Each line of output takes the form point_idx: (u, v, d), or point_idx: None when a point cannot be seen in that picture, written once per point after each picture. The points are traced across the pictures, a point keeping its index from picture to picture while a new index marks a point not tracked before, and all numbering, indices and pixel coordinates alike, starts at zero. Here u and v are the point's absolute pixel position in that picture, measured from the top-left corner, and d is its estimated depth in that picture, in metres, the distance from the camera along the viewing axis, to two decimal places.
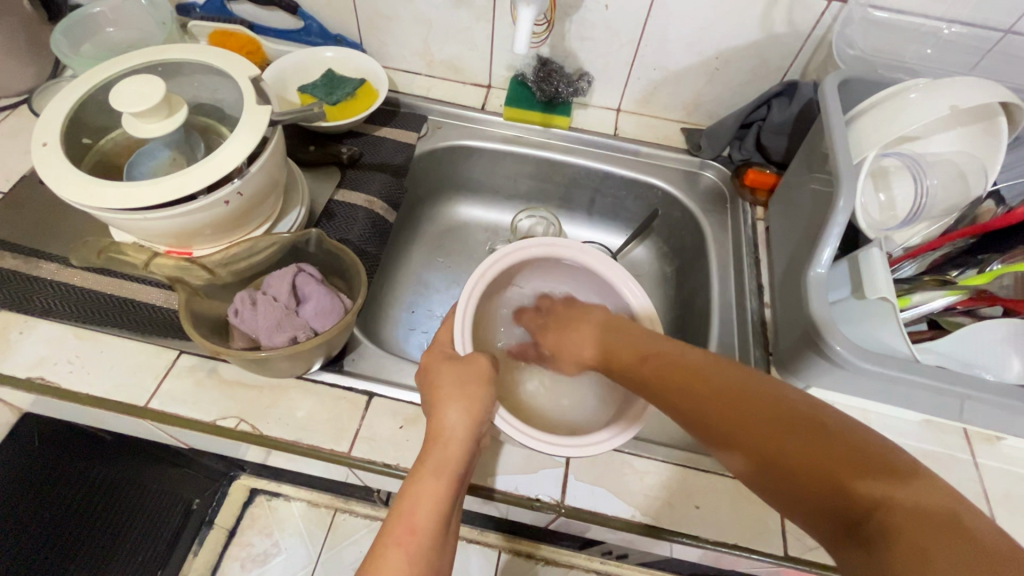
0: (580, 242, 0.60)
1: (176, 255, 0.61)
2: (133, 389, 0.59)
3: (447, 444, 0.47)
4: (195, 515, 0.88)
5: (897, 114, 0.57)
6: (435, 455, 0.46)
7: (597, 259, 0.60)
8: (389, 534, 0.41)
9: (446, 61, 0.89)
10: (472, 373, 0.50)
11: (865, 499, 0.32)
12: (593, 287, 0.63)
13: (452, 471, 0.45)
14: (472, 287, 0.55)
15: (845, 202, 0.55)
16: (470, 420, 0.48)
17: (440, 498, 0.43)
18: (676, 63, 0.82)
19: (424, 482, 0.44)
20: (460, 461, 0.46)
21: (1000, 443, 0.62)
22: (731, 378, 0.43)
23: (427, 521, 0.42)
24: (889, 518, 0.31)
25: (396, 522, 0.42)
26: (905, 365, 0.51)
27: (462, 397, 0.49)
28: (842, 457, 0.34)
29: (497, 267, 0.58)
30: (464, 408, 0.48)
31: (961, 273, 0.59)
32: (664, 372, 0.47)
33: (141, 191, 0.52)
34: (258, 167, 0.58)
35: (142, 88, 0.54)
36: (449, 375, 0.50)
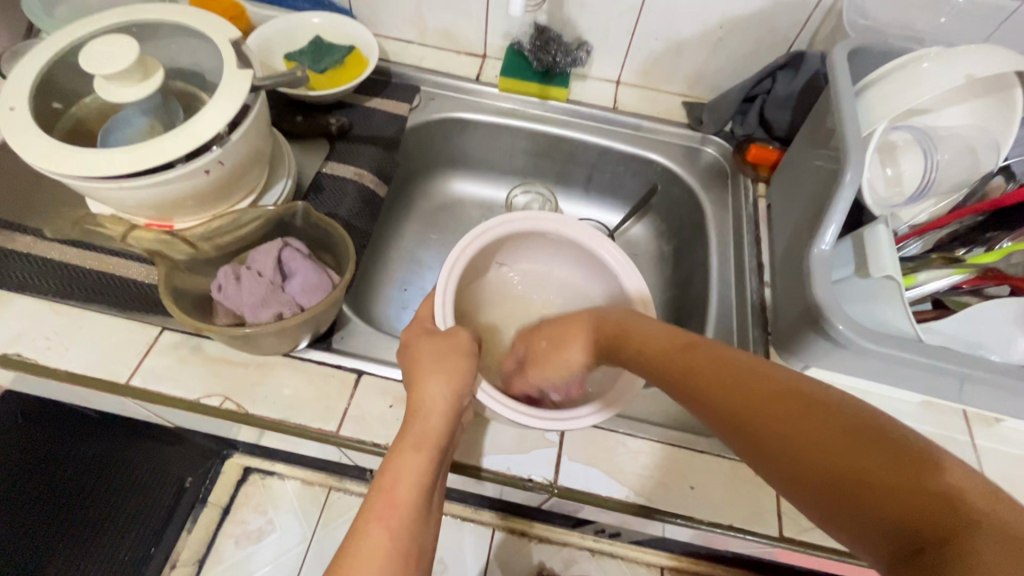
0: (564, 215, 0.58)
1: (156, 228, 0.58)
2: (114, 366, 0.57)
3: (429, 417, 0.46)
4: (190, 493, 0.87)
5: (910, 84, 0.55)
6: (415, 430, 0.46)
7: (583, 232, 0.58)
8: (370, 510, 0.40)
9: (439, 28, 0.86)
10: (452, 347, 0.49)
11: (934, 521, 0.26)
12: (582, 262, 0.62)
13: (433, 445, 0.45)
14: (453, 262, 0.54)
15: (852, 177, 0.53)
16: (451, 392, 0.47)
17: (423, 472, 0.43)
18: (678, 32, 0.78)
19: (405, 457, 0.43)
20: (440, 434, 0.46)
21: (999, 424, 0.61)
22: (757, 371, 0.38)
23: (409, 496, 0.41)
24: (965, 541, 0.25)
25: (377, 497, 0.41)
26: (908, 346, 0.50)
27: (442, 370, 0.48)
28: (893, 467, 0.29)
29: (480, 242, 0.56)
30: (444, 381, 0.47)
31: (968, 252, 0.56)
32: (688, 361, 0.42)
33: (115, 159, 0.49)
34: (239, 135, 0.55)
35: (115, 50, 0.51)
36: (429, 349, 0.49)
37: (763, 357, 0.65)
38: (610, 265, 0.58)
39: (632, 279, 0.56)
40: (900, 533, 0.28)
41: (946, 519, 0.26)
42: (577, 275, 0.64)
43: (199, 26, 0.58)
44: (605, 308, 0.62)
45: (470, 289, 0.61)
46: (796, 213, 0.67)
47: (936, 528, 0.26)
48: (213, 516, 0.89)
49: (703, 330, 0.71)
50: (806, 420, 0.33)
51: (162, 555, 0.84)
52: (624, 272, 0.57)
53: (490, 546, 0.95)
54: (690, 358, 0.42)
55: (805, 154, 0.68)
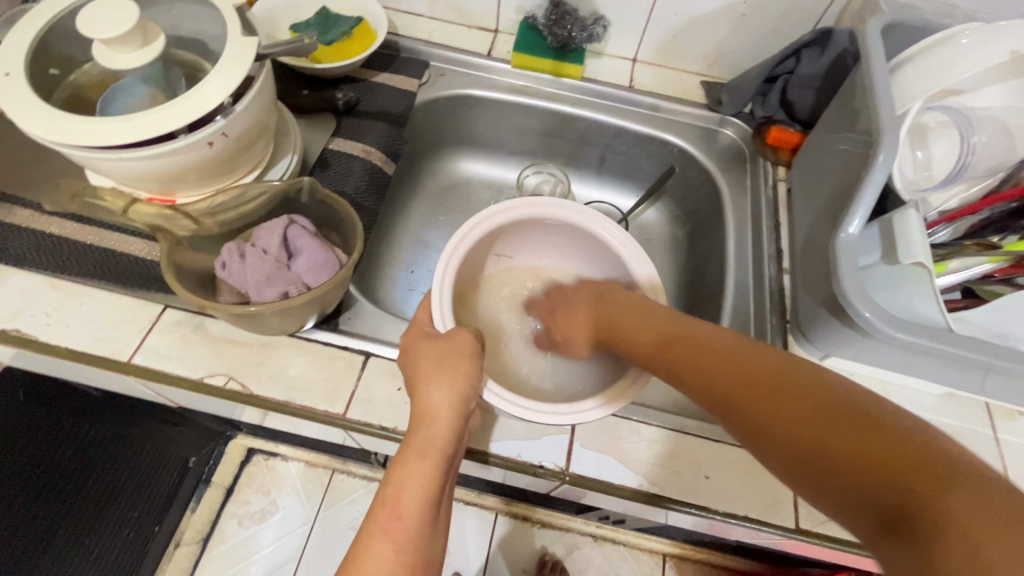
0: (559, 198, 0.56)
1: (158, 203, 0.56)
2: (116, 344, 0.56)
3: (433, 423, 0.44)
4: (193, 471, 0.88)
5: (947, 61, 0.52)
6: (419, 436, 0.44)
7: (582, 216, 0.56)
8: (374, 522, 0.40)
9: (450, 1, 0.83)
10: (452, 350, 0.46)
11: (911, 485, 0.27)
12: (581, 244, 0.60)
13: (439, 453, 0.43)
14: (448, 259, 0.52)
15: (884, 159, 0.50)
16: (456, 397, 0.45)
17: (428, 483, 0.42)
18: (700, 7, 0.75)
19: (409, 466, 0.42)
20: (446, 442, 0.44)
21: (1023, 418, 0.60)
22: (742, 359, 0.39)
23: (413, 508, 0.40)
24: (938, 503, 0.26)
25: (380, 509, 0.40)
26: (938, 335, 0.48)
27: (446, 374, 0.45)
28: (875, 441, 0.30)
29: (473, 237, 0.53)
30: (446, 385, 0.45)
31: (1002, 239, 0.54)
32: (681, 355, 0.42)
33: (114, 129, 0.47)
34: (244, 106, 0.53)
35: (113, 11, 0.48)
36: (430, 353, 0.47)
37: (781, 345, 0.63)
38: (611, 245, 0.56)
39: (637, 258, 0.54)
40: (876, 501, 0.28)
41: (922, 480, 0.27)
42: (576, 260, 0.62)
43: None
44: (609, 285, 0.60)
45: (468, 287, 0.59)
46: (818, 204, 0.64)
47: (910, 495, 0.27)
48: (218, 493, 0.90)
49: (719, 317, 0.69)
50: (795, 401, 0.34)
51: (166, 532, 0.85)
52: (626, 254, 0.55)
53: (494, 530, 0.94)
54: (681, 350, 0.43)
55: (830, 136, 0.66)
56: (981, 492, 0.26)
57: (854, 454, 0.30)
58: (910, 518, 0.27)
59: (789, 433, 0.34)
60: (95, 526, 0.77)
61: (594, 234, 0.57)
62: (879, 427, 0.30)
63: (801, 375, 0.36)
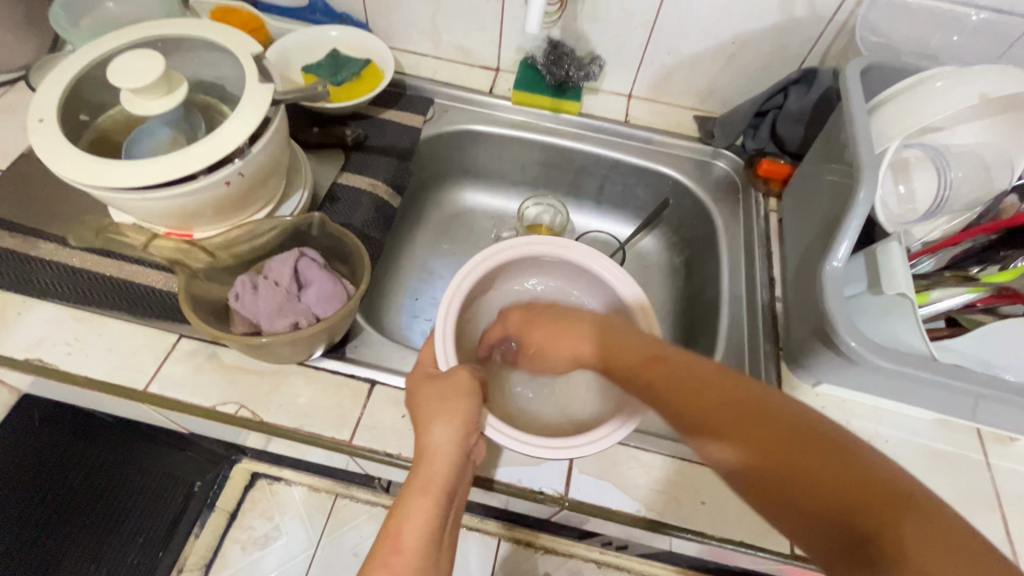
0: (554, 237, 0.59)
1: (176, 238, 0.59)
2: (133, 372, 0.58)
3: (435, 460, 0.46)
4: (198, 497, 0.88)
5: (925, 102, 0.55)
6: (422, 474, 0.46)
7: (569, 249, 0.59)
8: (374, 560, 0.42)
9: (454, 42, 0.87)
10: (452, 387, 0.49)
11: (871, 514, 0.30)
12: (566, 275, 0.62)
13: (439, 488, 0.45)
14: (449, 300, 0.54)
15: (865, 194, 0.53)
16: (456, 435, 0.47)
17: (427, 521, 0.44)
18: (691, 46, 0.79)
19: (410, 502, 0.45)
20: (446, 478, 0.46)
21: (1014, 443, 0.61)
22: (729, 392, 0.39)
23: (413, 544, 0.42)
24: (893, 527, 0.29)
25: (381, 547, 0.43)
26: (922, 364, 0.50)
27: (445, 412, 0.47)
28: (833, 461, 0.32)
29: (466, 285, 0.56)
30: (449, 422, 0.47)
31: (983, 270, 0.56)
32: (657, 372, 0.42)
33: (142, 170, 0.51)
34: (259, 147, 0.57)
35: (139, 63, 0.52)
36: (430, 391, 0.49)
37: (775, 372, 0.65)
38: (594, 271, 0.59)
39: (623, 284, 0.57)
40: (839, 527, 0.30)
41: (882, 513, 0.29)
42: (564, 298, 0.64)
43: (224, 40, 0.59)
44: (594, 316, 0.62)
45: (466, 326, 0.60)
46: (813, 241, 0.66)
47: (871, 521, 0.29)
48: (221, 520, 0.90)
49: (714, 343, 0.71)
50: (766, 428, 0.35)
51: (170, 557, 0.85)
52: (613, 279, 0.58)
53: (496, 556, 0.94)
54: (660, 371, 0.42)
55: (818, 170, 0.69)
56: (923, 515, 0.29)
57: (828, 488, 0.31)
58: (875, 550, 0.29)
59: (764, 461, 0.34)
60: (100, 552, 0.79)
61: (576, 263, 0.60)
62: (843, 455, 0.33)
63: (766, 399, 0.37)
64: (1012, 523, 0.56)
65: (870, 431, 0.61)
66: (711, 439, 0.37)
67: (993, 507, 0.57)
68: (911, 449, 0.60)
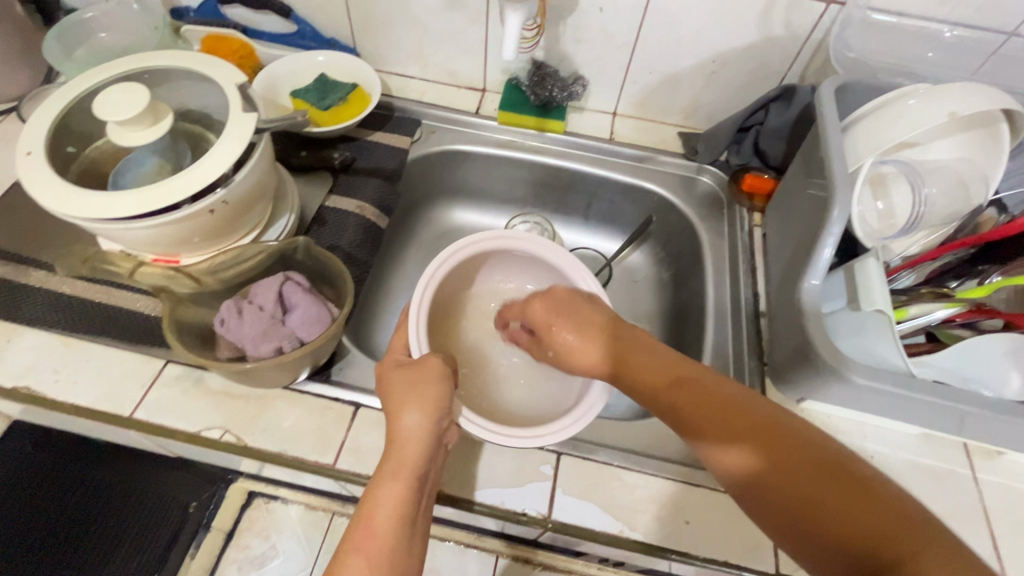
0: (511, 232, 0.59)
1: (163, 264, 0.60)
2: (119, 399, 0.58)
3: (407, 446, 0.47)
4: (194, 517, 0.85)
5: (897, 119, 0.56)
6: (393, 458, 0.47)
7: (526, 244, 0.59)
8: (346, 545, 0.42)
9: (440, 64, 0.89)
10: (424, 371, 0.49)
11: (894, 544, 0.33)
12: (525, 262, 0.64)
13: (411, 471, 0.46)
14: (419, 300, 0.55)
15: (839, 212, 0.54)
16: (428, 422, 0.48)
17: (401, 503, 0.44)
18: (673, 65, 0.81)
19: (384, 487, 0.45)
20: (417, 463, 0.46)
21: (1002, 457, 0.61)
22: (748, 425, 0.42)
23: (386, 528, 0.43)
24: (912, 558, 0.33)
25: (353, 533, 0.43)
26: (899, 381, 0.50)
27: (415, 398, 0.48)
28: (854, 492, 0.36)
29: (429, 291, 0.56)
30: (421, 408, 0.48)
31: (961, 284, 0.57)
32: (679, 395, 0.46)
33: (126, 201, 0.52)
34: (243, 175, 0.58)
35: (124, 96, 0.54)
36: (401, 378, 0.50)
37: (759, 387, 0.65)
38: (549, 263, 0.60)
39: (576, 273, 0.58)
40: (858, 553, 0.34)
41: (908, 543, 0.33)
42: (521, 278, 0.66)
43: (210, 70, 0.61)
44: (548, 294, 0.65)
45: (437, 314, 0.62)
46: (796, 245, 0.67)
47: (892, 550, 0.33)
48: (218, 541, 0.87)
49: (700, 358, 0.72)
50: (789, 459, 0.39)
51: None
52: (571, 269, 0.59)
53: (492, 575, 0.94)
54: (682, 393, 0.46)
55: (800, 185, 0.69)
56: (937, 547, 0.33)
57: (850, 519, 0.35)
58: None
59: (788, 488, 0.38)
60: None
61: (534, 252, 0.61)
62: (864, 487, 0.37)
63: (787, 425, 0.41)
64: (1000, 538, 0.56)
65: (856, 446, 0.60)
66: (737, 464, 0.41)
67: (980, 522, 0.57)
68: (898, 464, 0.60)
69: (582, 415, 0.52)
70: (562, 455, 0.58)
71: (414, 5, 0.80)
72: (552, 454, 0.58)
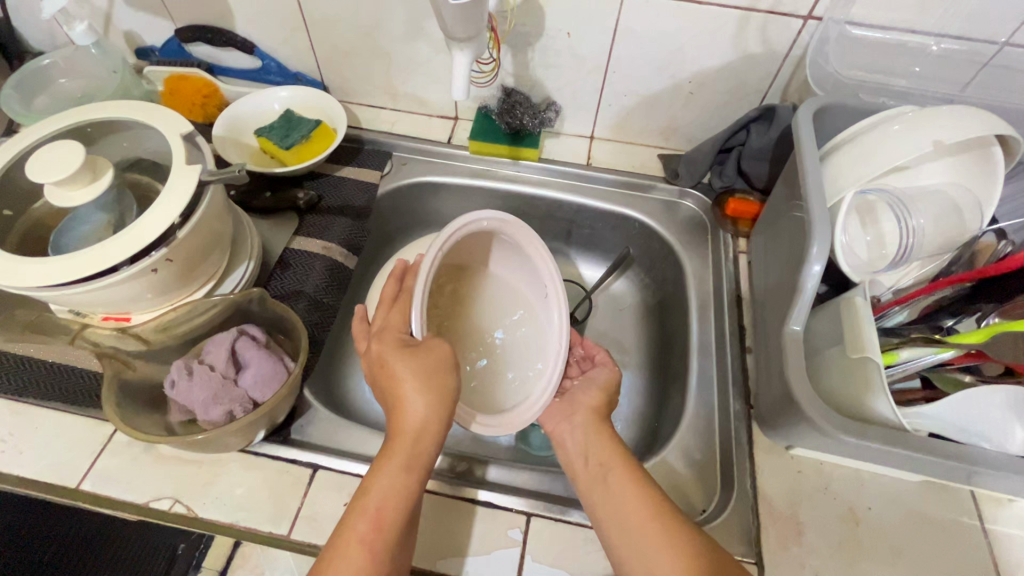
0: (515, 221, 0.58)
1: (113, 322, 0.58)
2: (67, 469, 0.56)
3: (419, 438, 0.46)
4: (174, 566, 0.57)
5: (878, 149, 0.52)
6: (401, 451, 0.45)
7: (525, 237, 0.59)
8: (350, 530, 0.42)
9: (409, 93, 0.86)
10: (436, 362, 0.47)
11: None
12: (503, 248, 0.63)
13: (420, 467, 0.45)
14: (422, 283, 0.50)
15: (818, 250, 0.50)
16: (438, 412, 0.46)
17: (405, 493, 0.44)
18: (648, 87, 0.77)
19: (394, 478, 0.44)
20: (428, 454, 0.46)
21: (1012, 504, 0.56)
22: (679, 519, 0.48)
23: (392, 518, 0.43)
24: None
25: (358, 519, 0.43)
26: (890, 438, 0.46)
27: (431, 388, 0.46)
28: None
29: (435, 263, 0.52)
30: (433, 402, 0.46)
31: (958, 323, 0.52)
32: (603, 463, 0.54)
33: (58, 267, 0.49)
34: (187, 230, 0.54)
35: (59, 155, 0.51)
36: (409, 367, 0.46)
37: (745, 432, 0.61)
38: (535, 260, 0.60)
39: (550, 274, 0.60)
40: None
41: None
42: (499, 261, 0.65)
43: (154, 121, 0.58)
44: (515, 283, 0.66)
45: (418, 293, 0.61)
46: (776, 253, 0.64)
47: None
48: None
49: (684, 399, 0.67)
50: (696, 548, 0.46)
51: None
52: (547, 274, 0.60)
53: None
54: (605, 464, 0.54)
55: (781, 208, 0.65)
56: None
57: None
58: None
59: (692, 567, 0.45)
60: None
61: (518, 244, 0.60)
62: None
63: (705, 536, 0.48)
64: None
65: (850, 496, 0.56)
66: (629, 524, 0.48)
67: None
68: (898, 515, 0.55)
69: (537, 407, 0.57)
70: (531, 517, 0.55)
71: (377, 36, 0.78)
72: (521, 517, 0.55)
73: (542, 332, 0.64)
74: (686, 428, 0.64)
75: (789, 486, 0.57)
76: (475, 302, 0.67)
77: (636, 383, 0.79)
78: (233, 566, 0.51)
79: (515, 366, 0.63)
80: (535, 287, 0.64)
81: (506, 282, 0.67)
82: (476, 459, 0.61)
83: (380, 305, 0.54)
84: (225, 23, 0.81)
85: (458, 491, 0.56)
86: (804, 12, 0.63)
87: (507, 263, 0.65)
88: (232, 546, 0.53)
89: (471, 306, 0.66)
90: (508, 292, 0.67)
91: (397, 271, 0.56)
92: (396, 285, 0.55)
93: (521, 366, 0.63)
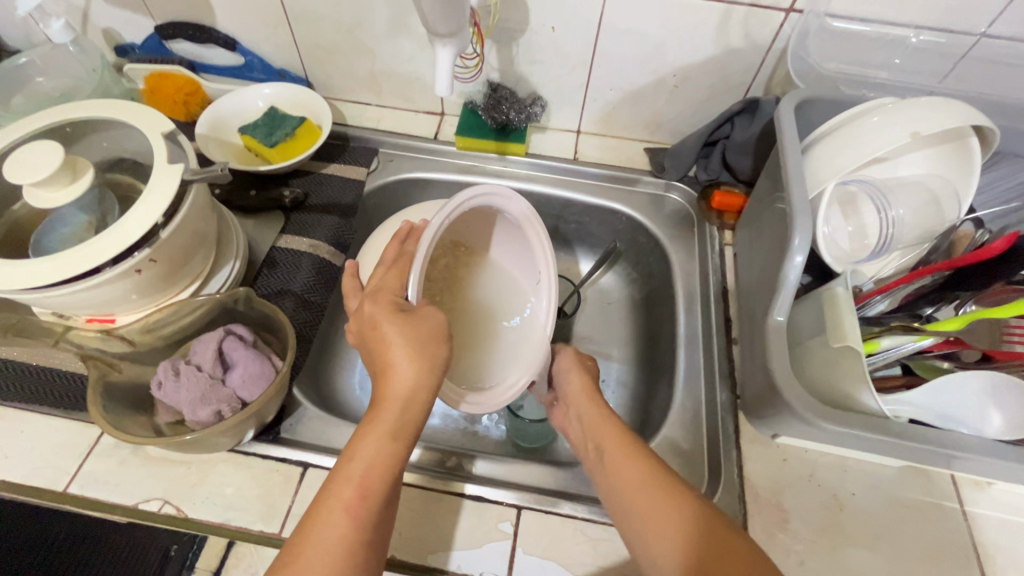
0: (519, 202, 0.57)
1: (97, 324, 0.57)
2: (53, 472, 0.56)
3: (408, 407, 0.46)
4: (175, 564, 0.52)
5: (859, 139, 0.53)
6: (389, 419, 0.45)
7: (525, 220, 0.59)
8: (335, 495, 0.42)
9: (394, 89, 0.86)
10: (429, 332, 0.47)
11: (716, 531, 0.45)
12: (504, 229, 0.63)
13: (407, 437, 0.45)
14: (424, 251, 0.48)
15: (800, 241, 0.50)
16: (427, 381, 0.46)
17: (391, 462, 0.44)
18: (632, 82, 0.77)
19: (381, 446, 0.44)
20: (415, 423, 0.46)
21: (991, 487, 0.57)
22: (681, 486, 0.49)
23: (378, 485, 0.43)
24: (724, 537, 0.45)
25: (344, 486, 0.42)
26: (869, 424, 0.47)
27: (422, 354, 0.46)
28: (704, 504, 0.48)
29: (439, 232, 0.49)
30: (422, 370, 0.46)
31: (936, 311, 0.53)
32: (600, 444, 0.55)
33: (40, 269, 0.48)
34: (170, 230, 0.54)
35: (37, 157, 0.50)
36: (400, 333, 0.46)
37: (732, 422, 0.62)
38: (534, 241, 0.60)
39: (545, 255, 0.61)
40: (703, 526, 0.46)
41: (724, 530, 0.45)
42: (498, 240, 0.65)
43: (134, 120, 0.58)
44: (511, 262, 0.66)
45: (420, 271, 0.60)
46: (759, 244, 0.65)
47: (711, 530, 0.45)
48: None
49: (672, 391, 0.68)
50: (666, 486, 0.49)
51: None
52: (544, 262, 0.61)
53: None
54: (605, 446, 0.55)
55: (765, 198, 0.65)
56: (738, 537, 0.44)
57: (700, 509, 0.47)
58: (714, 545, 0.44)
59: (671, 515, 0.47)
60: None
61: (522, 229, 0.60)
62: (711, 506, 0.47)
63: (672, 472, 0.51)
64: None
65: (834, 483, 0.57)
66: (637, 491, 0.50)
67: (970, 561, 0.53)
68: (880, 500, 0.56)
69: (517, 388, 0.58)
70: (521, 510, 0.55)
71: (360, 32, 0.77)
72: (512, 510, 0.56)
73: (531, 320, 0.64)
74: (673, 419, 0.65)
75: (775, 473, 0.58)
76: (469, 280, 0.66)
77: (625, 376, 0.80)
78: (227, 567, 0.51)
79: (510, 345, 0.64)
80: (531, 274, 0.65)
81: (502, 265, 0.67)
82: (466, 454, 0.61)
83: (378, 267, 0.53)
84: (205, 20, 0.80)
85: (446, 484, 0.57)
86: (785, 6, 0.64)
87: (505, 246, 0.65)
88: (225, 546, 0.52)
89: (468, 284, 0.66)
90: (505, 271, 0.67)
91: (402, 233, 0.54)
92: (397, 247, 0.53)
93: (516, 345, 0.63)
